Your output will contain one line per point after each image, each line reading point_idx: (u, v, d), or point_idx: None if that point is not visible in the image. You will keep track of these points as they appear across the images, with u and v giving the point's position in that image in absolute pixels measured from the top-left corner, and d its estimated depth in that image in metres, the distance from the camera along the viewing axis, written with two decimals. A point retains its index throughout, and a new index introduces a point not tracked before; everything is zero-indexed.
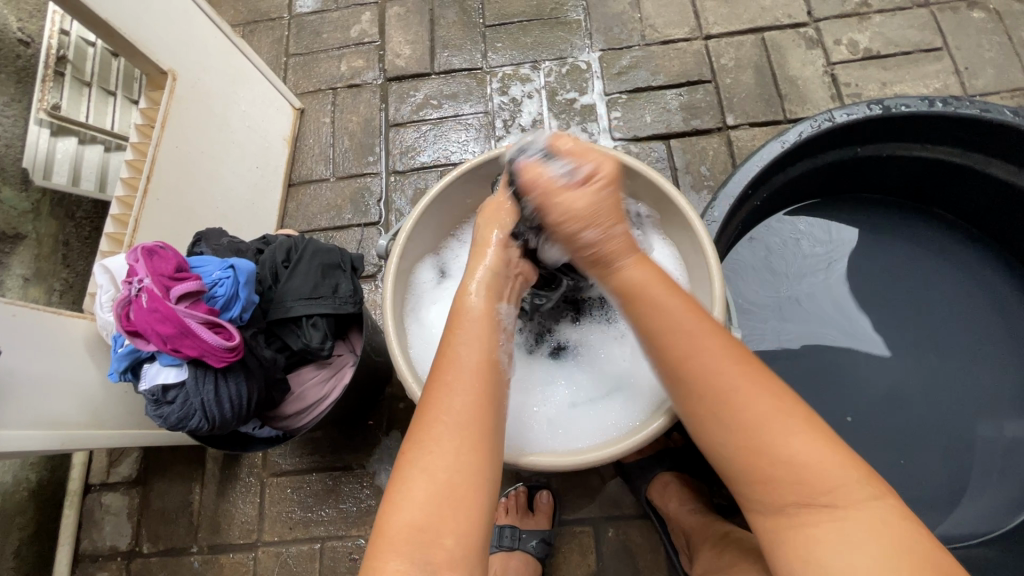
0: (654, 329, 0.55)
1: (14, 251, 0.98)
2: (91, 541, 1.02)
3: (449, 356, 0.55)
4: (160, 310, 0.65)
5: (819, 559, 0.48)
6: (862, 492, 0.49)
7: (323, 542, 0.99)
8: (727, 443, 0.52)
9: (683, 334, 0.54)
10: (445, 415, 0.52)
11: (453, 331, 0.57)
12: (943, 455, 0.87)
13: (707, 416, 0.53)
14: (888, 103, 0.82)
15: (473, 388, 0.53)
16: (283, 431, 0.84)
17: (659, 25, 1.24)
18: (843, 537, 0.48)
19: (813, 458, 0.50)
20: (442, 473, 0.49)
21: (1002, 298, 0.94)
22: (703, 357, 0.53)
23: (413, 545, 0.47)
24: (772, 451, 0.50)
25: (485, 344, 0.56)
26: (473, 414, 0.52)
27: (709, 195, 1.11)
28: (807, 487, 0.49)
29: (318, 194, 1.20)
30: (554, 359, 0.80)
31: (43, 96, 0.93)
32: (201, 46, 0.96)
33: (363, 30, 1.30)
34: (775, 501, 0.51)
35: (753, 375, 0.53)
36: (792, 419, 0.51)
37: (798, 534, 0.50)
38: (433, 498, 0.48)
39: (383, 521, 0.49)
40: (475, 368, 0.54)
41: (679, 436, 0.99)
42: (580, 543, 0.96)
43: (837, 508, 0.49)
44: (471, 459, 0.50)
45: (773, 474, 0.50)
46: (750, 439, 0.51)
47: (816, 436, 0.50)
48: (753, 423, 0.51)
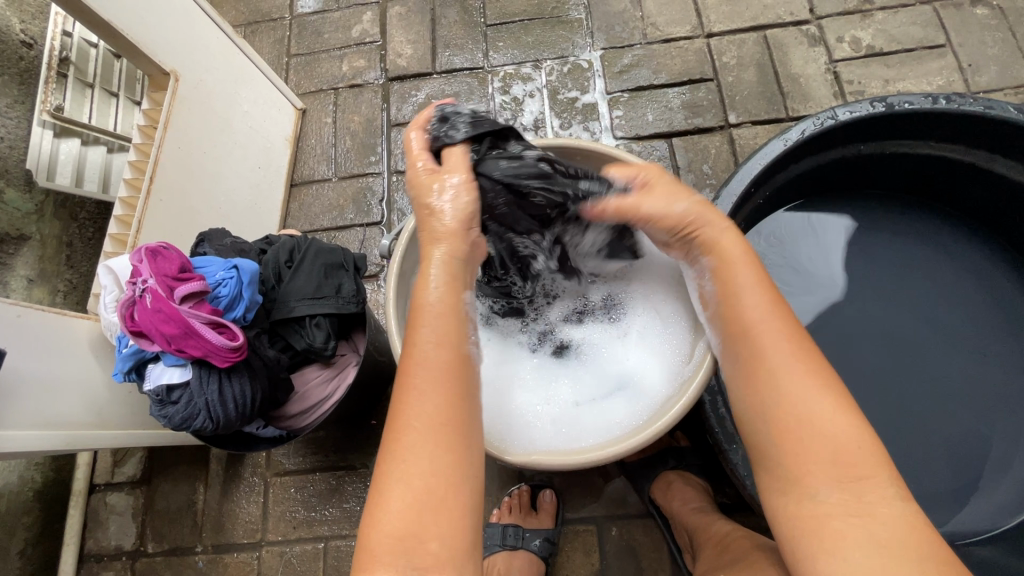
0: (733, 293, 0.58)
1: (18, 252, 0.98)
2: (95, 541, 1.03)
3: (411, 356, 0.54)
4: (164, 310, 0.65)
5: (839, 551, 0.47)
6: (890, 488, 0.49)
7: (327, 541, 0.99)
8: (766, 414, 0.54)
9: (759, 305, 0.57)
10: (413, 419, 0.51)
11: (412, 329, 0.56)
12: (947, 453, 0.87)
13: (764, 380, 0.54)
14: (891, 100, 0.82)
15: (441, 387, 0.52)
16: (287, 430, 0.84)
17: (661, 23, 1.23)
18: (868, 530, 0.47)
19: (849, 445, 0.50)
20: (419, 479, 0.49)
21: (1008, 296, 0.93)
22: (777, 325, 0.56)
23: (398, 552, 0.47)
24: (811, 426, 0.51)
25: (446, 337, 0.55)
26: (442, 411, 0.51)
27: (712, 194, 1.11)
28: (838, 472, 0.50)
29: (320, 194, 1.20)
30: (557, 358, 0.80)
31: (46, 97, 0.93)
32: (204, 48, 0.96)
33: (364, 30, 1.30)
34: (802, 484, 0.51)
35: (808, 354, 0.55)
36: (837, 407, 0.52)
37: (820, 523, 0.49)
38: (411, 502, 0.48)
39: (368, 528, 0.49)
40: (439, 366, 0.53)
41: (682, 435, 0.99)
42: (583, 542, 0.96)
43: (863, 499, 0.49)
44: (447, 461, 0.50)
45: (807, 452, 0.51)
46: (789, 410, 0.52)
47: (855, 422, 0.51)
48: (792, 394, 0.53)
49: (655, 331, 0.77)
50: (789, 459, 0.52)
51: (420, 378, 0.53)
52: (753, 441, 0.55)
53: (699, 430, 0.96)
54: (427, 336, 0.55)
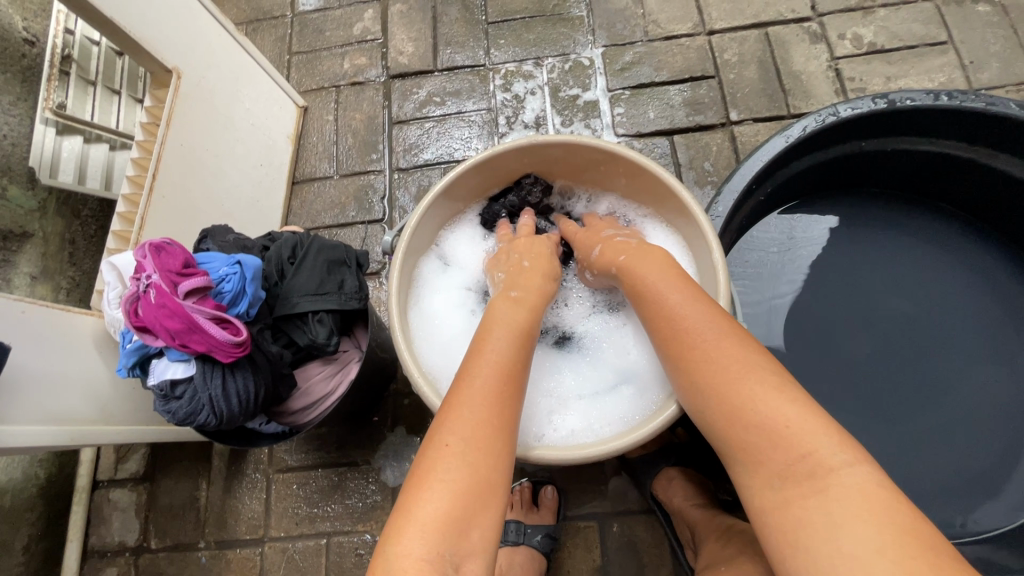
0: (653, 299, 0.62)
1: (21, 249, 0.98)
2: (99, 537, 1.03)
3: (480, 357, 0.57)
4: (168, 305, 0.65)
5: (803, 543, 0.47)
6: (844, 463, 0.48)
7: (329, 537, 0.99)
8: (708, 409, 0.56)
9: (677, 307, 0.60)
10: (476, 413, 0.53)
11: (484, 337, 0.59)
12: (947, 450, 0.87)
13: (698, 380, 0.57)
14: (893, 97, 0.82)
15: (504, 392, 0.55)
16: (290, 426, 0.84)
17: (662, 21, 1.23)
18: (827, 513, 0.47)
19: (788, 424, 0.51)
20: (471, 469, 0.50)
21: (1007, 293, 0.94)
22: (699, 322, 0.58)
23: (444, 535, 0.46)
24: (749, 413, 0.53)
25: (517, 351, 0.59)
26: (503, 411, 0.54)
27: (713, 191, 1.11)
28: (786, 456, 0.50)
29: (322, 191, 1.20)
30: (559, 352, 0.80)
31: (49, 95, 0.93)
32: (207, 45, 0.96)
33: (366, 27, 1.31)
34: (760, 475, 0.52)
35: (732, 341, 0.57)
36: (771, 388, 0.53)
37: (780, 513, 0.49)
38: (460, 490, 0.48)
39: (410, 509, 0.48)
40: (506, 374, 0.56)
41: (683, 432, 0.99)
42: (585, 538, 0.96)
43: (818, 481, 0.48)
44: (498, 459, 0.51)
45: (750, 438, 0.52)
46: (726, 400, 0.54)
47: (786, 400, 0.52)
48: (731, 385, 0.54)
49: None
50: (735, 446, 0.53)
51: (485, 378, 0.55)
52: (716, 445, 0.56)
53: (700, 427, 0.96)
54: (497, 345, 0.58)
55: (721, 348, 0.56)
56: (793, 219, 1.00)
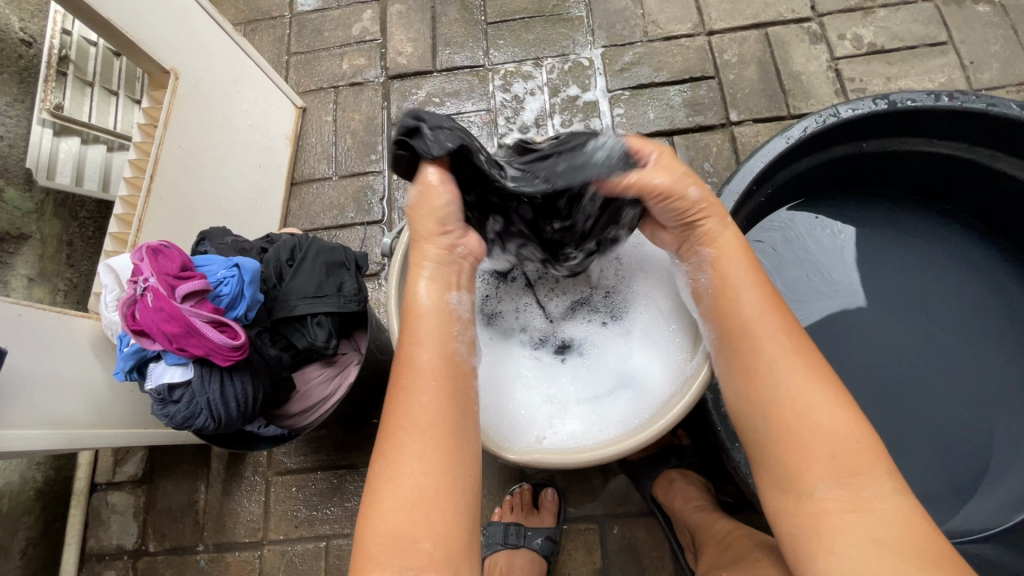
0: (731, 290, 0.59)
1: (18, 251, 0.98)
2: (97, 540, 1.02)
3: (406, 360, 0.55)
4: (166, 309, 0.65)
5: (838, 550, 0.48)
6: (888, 483, 0.50)
7: (329, 540, 0.99)
8: (767, 411, 0.54)
9: (755, 302, 0.58)
10: (407, 421, 0.52)
11: (407, 333, 0.57)
12: (948, 451, 0.87)
13: (762, 373, 0.55)
14: (893, 98, 0.81)
15: (431, 390, 0.53)
16: (289, 429, 0.84)
17: (662, 21, 1.23)
18: (867, 528, 0.48)
19: (847, 439, 0.51)
20: (410, 481, 0.49)
21: (1009, 295, 0.93)
22: (772, 322, 0.57)
23: (393, 553, 0.47)
24: (813, 420, 0.52)
25: (440, 344, 0.56)
26: (434, 412, 0.52)
27: (713, 192, 1.11)
28: (840, 466, 0.50)
29: (321, 192, 1.20)
30: (558, 358, 0.80)
31: (47, 96, 0.93)
32: (204, 47, 0.96)
33: (365, 28, 1.30)
34: (802, 479, 0.51)
35: (807, 352, 0.55)
36: (833, 397, 0.53)
37: (819, 521, 0.50)
38: (406, 503, 0.49)
39: (364, 529, 0.49)
40: (432, 367, 0.55)
41: (683, 434, 0.99)
42: (585, 541, 0.96)
43: (862, 498, 0.49)
44: (439, 464, 0.50)
45: (809, 445, 0.51)
46: (791, 406, 0.53)
47: (856, 419, 0.52)
48: (802, 387, 0.53)
49: (657, 330, 0.76)
50: (787, 449, 0.52)
51: (418, 381, 0.54)
52: (755, 438, 0.55)
53: (700, 429, 0.96)
54: (420, 340, 0.56)
55: (799, 361, 0.55)
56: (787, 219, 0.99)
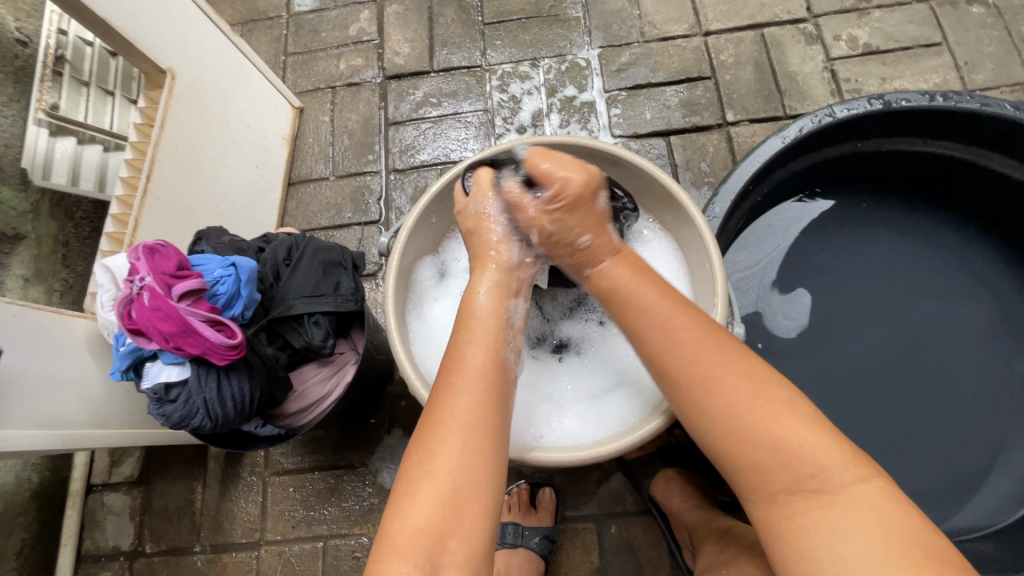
0: (636, 312, 0.61)
1: (14, 251, 0.98)
2: (93, 541, 1.02)
3: (456, 363, 0.56)
4: (162, 308, 0.65)
5: (808, 553, 0.49)
6: (847, 474, 0.49)
7: (326, 540, 0.99)
8: (709, 429, 0.54)
9: (661, 318, 0.59)
10: (450, 419, 0.52)
11: (462, 339, 0.59)
12: (942, 449, 0.87)
13: (687, 396, 0.56)
14: (888, 98, 0.82)
15: (479, 392, 0.54)
16: (286, 429, 0.84)
17: (659, 22, 1.24)
18: (834, 526, 0.48)
19: (793, 445, 0.51)
20: (447, 476, 0.50)
21: (1002, 293, 0.94)
22: (685, 335, 0.57)
23: (419, 549, 0.47)
24: (751, 433, 0.52)
25: (494, 351, 0.58)
26: (480, 417, 0.53)
27: (709, 192, 1.11)
28: (793, 474, 0.50)
29: (318, 193, 1.19)
30: (557, 357, 0.80)
31: (42, 96, 0.92)
32: (200, 46, 0.96)
33: (362, 28, 1.30)
34: (765, 491, 0.52)
35: (729, 355, 0.55)
36: (772, 403, 0.52)
37: (791, 526, 0.50)
38: (441, 499, 0.49)
39: (391, 520, 0.49)
40: (487, 376, 0.56)
41: (680, 433, 0.99)
42: (583, 540, 0.96)
43: (824, 495, 0.49)
44: (476, 463, 0.51)
45: (758, 460, 0.51)
46: (727, 421, 0.53)
47: (796, 417, 0.52)
48: (733, 403, 0.53)
49: None
50: (742, 463, 0.53)
51: (468, 383, 0.55)
52: (715, 457, 0.56)
53: None
54: (474, 349, 0.57)
55: (725, 367, 0.55)
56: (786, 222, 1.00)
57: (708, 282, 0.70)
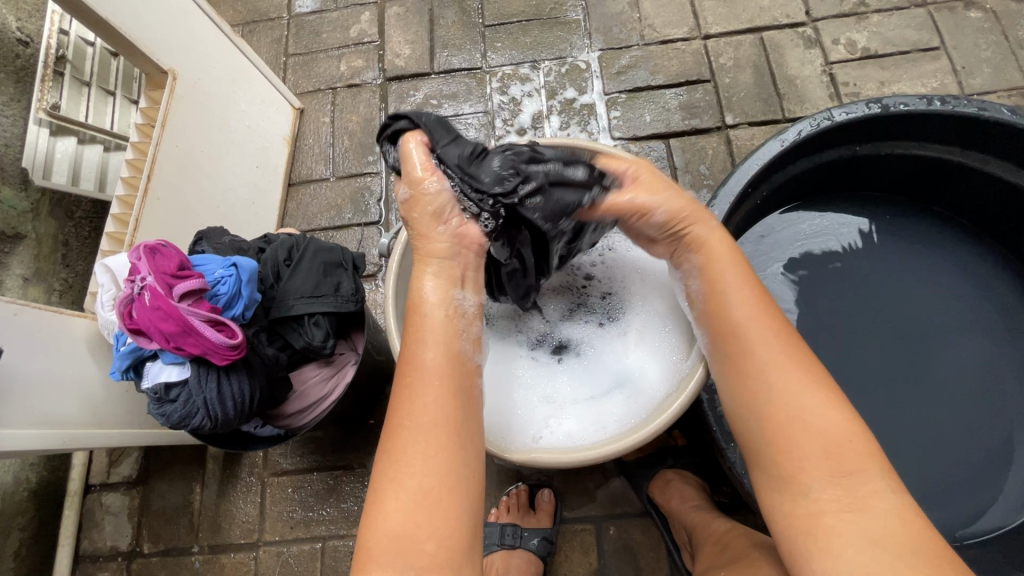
0: (721, 294, 0.59)
1: (14, 250, 0.98)
2: (91, 542, 1.02)
3: (411, 362, 0.55)
4: (163, 307, 0.65)
5: (833, 548, 0.49)
6: (882, 481, 0.51)
7: (324, 541, 0.99)
8: (760, 421, 0.55)
9: (743, 302, 0.58)
10: (411, 420, 0.52)
11: (412, 334, 0.57)
12: (942, 452, 0.87)
13: (753, 378, 0.56)
14: (887, 102, 0.82)
15: (438, 391, 0.53)
16: (286, 429, 0.84)
17: (659, 25, 1.24)
18: (863, 526, 0.48)
19: (840, 441, 0.52)
20: (416, 481, 0.50)
21: (1000, 296, 0.94)
22: (762, 323, 0.57)
23: (395, 552, 0.48)
24: (806, 425, 0.53)
25: (447, 343, 0.56)
26: (437, 414, 0.52)
27: (709, 194, 1.11)
28: (833, 468, 0.51)
29: (318, 194, 1.20)
30: (557, 359, 0.79)
31: (43, 95, 0.92)
32: (202, 47, 0.96)
33: (362, 30, 1.30)
34: (798, 482, 0.52)
35: (798, 352, 0.56)
36: (828, 402, 0.53)
37: (815, 520, 0.50)
38: (411, 502, 0.49)
39: (367, 529, 0.50)
40: (438, 370, 0.54)
41: (679, 434, 0.99)
42: (582, 541, 0.96)
43: (857, 495, 0.50)
44: (444, 463, 0.50)
45: (803, 450, 0.52)
46: (784, 414, 0.53)
47: (848, 420, 0.53)
48: (794, 392, 0.54)
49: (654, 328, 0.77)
50: (780, 453, 0.53)
51: (421, 383, 0.54)
52: (748, 441, 0.56)
53: (697, 430, 0.96)
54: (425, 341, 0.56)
55: (792, 364, 0.55)
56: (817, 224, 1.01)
57: None
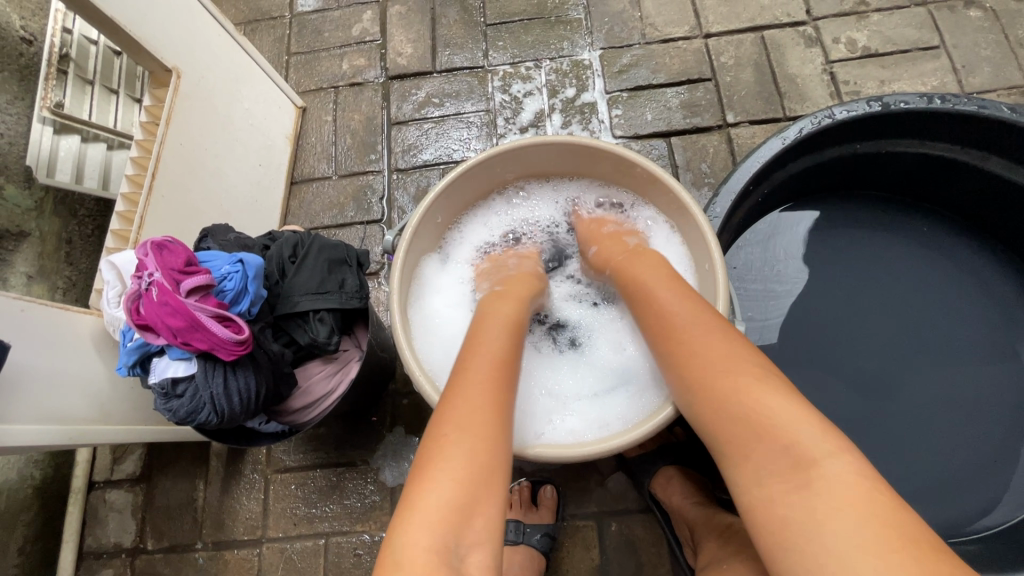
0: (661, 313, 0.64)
1: (18, 248, 0.98)
2: (94, 539, 1.02)
3: (474, 354, 0.60)
4: (170, 303, 0.65)
5: (796, 537, 0.48)
6: (848, 471, 0.49)
7: (328, 537, 0.99)
8: (702, 409, 0.57)
9: (683, 312, 0.62)
10: (472, 400, 0.55)
11: (478, 334, 0.63)
12: (939, 447, 0.88)
13: (702, 383, 0.57)
14: (887, 100, 0.83)
15: (499, 380, 0.58)
16: (290, 425, 0.84)
17: (660, 23, 1.25)
18: (823, 513, 0.47)
19: (791, 431, 0.51)
20: (472, 455, 0.51)
21: (997, 293, 0.95)
22: (704, 330, 0.60)
23: (445, 521, 0.47)
24: (754, 418, 0.53)
25: (510, 345, 0.63)
26: (499, 402, 0.56)
27: (710, 193, 1.12)
28: (786, 462, 0.51)
29: (321, 192, 1.20)
30: (559, 352, 0.81)
31: (47, 93, 0.93)
32: (205, 44, 0.96)
33: (365, 28, 1.31)
34: (756, 478, 0.52)
35: (748, 350, 0.58)
36: (781, 397, 0.54)
37: (777, 512, 0.50)
38: (466, 475, 0.50)
39: (414, 493, 0.49)
40: (503, 365, 0.60)
41: (680, 431, 1.00)
42: (583, 538, 0.96)
43: (813, 484, 0.49)
44: (499, 446, 0.53)
45: (755, 443, 0.53)
46: (733, 407, 0.55)
47: (803, 414, 0.52)
48: (738, 387, 0.55)
49: None
50: (735, 440, 0.54)
51: (484, 372, 0.58)
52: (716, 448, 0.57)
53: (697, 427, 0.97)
54: (490, 341, 0.62)
55: (744, 359, 0.57)
56: (817, 227, 1.02)
57: (710, 281, 0.70)
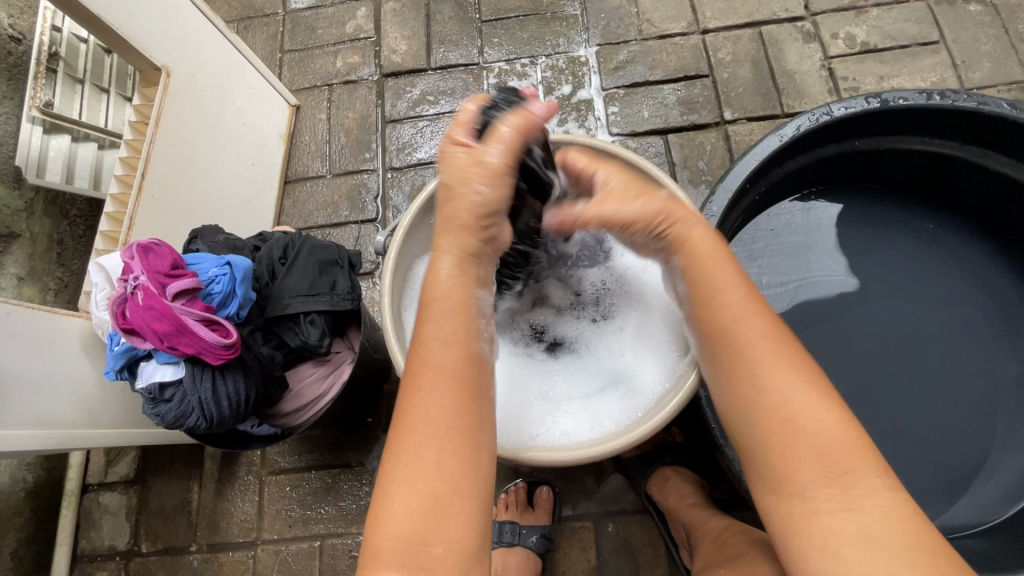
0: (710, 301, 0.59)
1: (9, 249, 0.97)
2: (88, 541, 1.02)
3: (423, 351, 0.51)
4: (156, 307, 0.65)
5: (830, 548, 0.48)
6: (878, 479, 0.50)
7: (323, 539, 0.98)
8: (752, 416, 0.54)
9: (734, 300, 0.58)
10: (419, 419, 0.48)
11: (424, 323, 0.52)
12: (939, 446, 0.87)
13: (744, 383, 0.55)
14: (885, 96, 0.82)
15: (448, 385, 0.50)
16: (282, 429, 0.84)
17: (656, 19, 1.23)
18: (860, 526, 0.48)
19: (833, 439, 0.51)
20: (425, 482, 0.47)
21: (998, 291, 0.94)
22: (751, 321, 0.56)
23: (402, 555, 0.45)
24: (798, 424, 0.52)
25: (462, 334, 0.52)
26: (452, 411, 0.49)
27: (707, 190, 1.11)
28: (825, 468, 0.50)
29: (315, 191, 1.19)
30: (554, 357, 0.80)
31: (35, 93, 0.91)
32: (195, 42, 0.95)
33: (358, 26, 1.30)
34: (790, 482, 0.51)
35: (788, 346, 0.56)
36: (821, 402, 0.52)
37: (809, 521, 0.50)
38: (420, 504, 0.46)
39: (372, 527, 0.47)
40: (452, 363, 0.50)
41: (677, 431, 0.99)
42: (580, 539, 0.96)
43: (851, 494, 0.49)
44: (456, 465, 0.48)
45: (794, 450, 0.51)
46: (775, 409, 0.53)
47: (840, 417, 0.52)
48: (780, 390, 0.53)
49: (650, 327, 0.76)
50: (771, 447, 0.53)
51: (432, 377, 0.50)
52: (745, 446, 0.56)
53: (695, 427, 0.96)
54: (438, 332, 0.51)
55: (784, 361, 0.54)
56: (818, 223, 1.00)
57: None
